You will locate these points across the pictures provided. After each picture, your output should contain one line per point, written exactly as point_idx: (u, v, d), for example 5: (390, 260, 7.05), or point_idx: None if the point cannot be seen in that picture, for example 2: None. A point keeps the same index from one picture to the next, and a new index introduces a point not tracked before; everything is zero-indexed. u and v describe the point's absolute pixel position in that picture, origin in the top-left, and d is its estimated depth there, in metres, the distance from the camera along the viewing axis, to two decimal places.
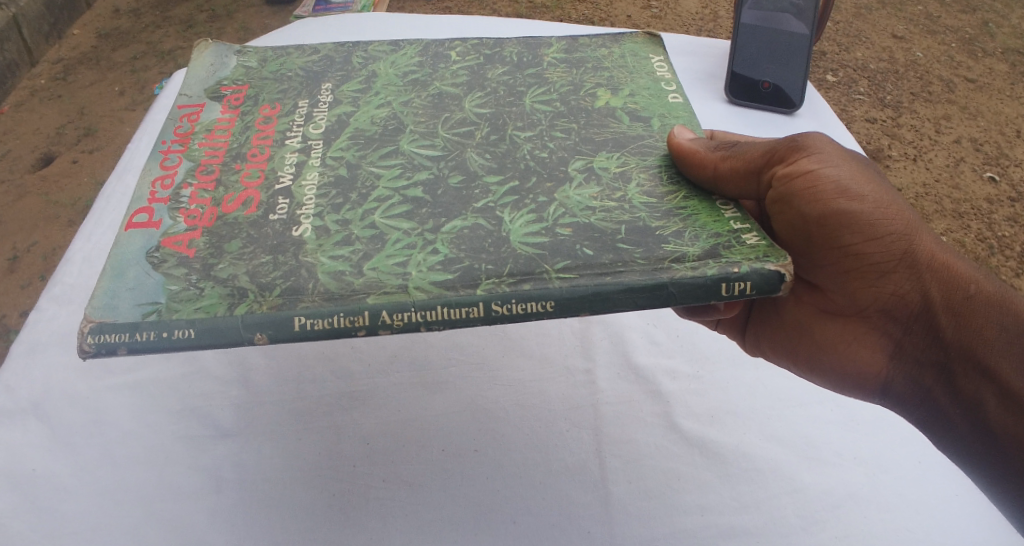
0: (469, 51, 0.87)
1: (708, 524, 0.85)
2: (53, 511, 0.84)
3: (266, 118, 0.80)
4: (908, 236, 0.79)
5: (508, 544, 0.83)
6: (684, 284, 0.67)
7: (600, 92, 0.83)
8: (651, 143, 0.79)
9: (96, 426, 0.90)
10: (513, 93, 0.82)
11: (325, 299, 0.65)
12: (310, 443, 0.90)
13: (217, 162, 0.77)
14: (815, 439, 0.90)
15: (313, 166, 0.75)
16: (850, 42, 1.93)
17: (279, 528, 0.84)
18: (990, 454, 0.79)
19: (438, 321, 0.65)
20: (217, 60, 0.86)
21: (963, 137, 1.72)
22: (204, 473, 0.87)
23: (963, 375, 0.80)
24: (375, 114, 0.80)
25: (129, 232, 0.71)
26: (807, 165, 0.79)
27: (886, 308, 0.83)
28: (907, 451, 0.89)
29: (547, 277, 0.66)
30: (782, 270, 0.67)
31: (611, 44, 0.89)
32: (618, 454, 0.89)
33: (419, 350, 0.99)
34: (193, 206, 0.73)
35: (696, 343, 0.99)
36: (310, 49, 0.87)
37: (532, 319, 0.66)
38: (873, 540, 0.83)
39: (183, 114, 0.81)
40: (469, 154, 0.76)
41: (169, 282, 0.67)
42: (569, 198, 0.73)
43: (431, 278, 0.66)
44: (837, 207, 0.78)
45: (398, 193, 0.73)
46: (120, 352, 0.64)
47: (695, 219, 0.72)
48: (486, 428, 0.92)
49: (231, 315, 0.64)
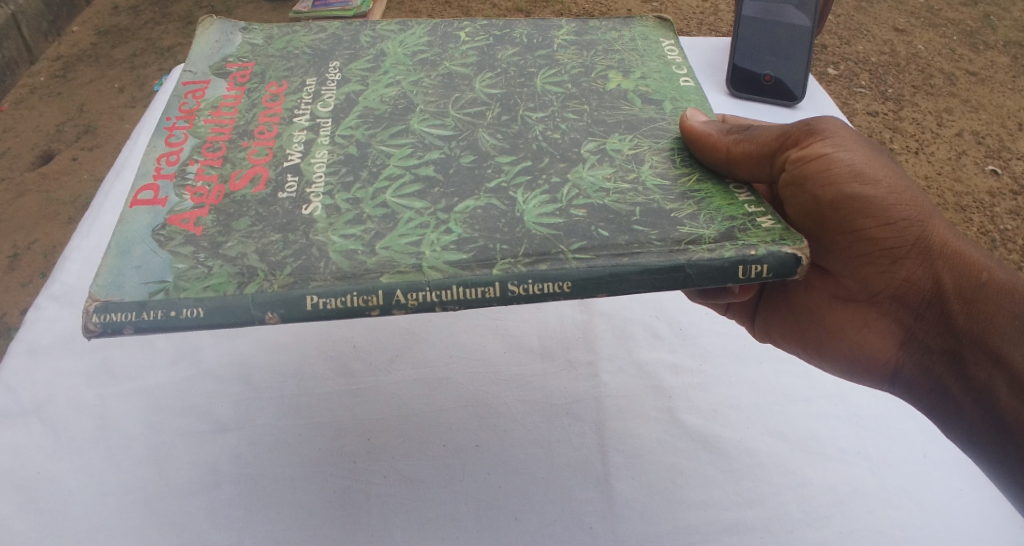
0: (479, 31, 0.85)
1: (712, 520, 0.82)
2: (55, 511, 0.81)
3: (273, 95, 0.79)
4: (921, 221, 0.77)
5: (508, 542, 0.81)
6: (701, 266, 0.65)
7: (611, 74, 0.82)
8: (663, 126, 0.78)
9: (97, 420, 0.87)
10: (524, 74, 0.81)
11: (337, 278, 0.63)
12: (308, 439, 0.88)
13: (223, 139, 0.75)
14: (820, 435, 0.88)
15: (322, 144, 0.74)
16: (851, 36, 1.94)
17: (280, 525, 0.82)
18: (1000, 444, 0.77)
19: (453, 301, 0.63)
20: (222, 38, 0.85)
21: (965, 130, 1.71)
22: (211, 477, 0.84)
23: (974, 363, 0.77)
24: (384, 93, 0.78)
25: (135, 208, 0.70)
26: (823, 148, 0.76)
27: (898, 294, 0.81)
28: (922, 440, 0.87)
29: (563, 257, 0.65)
30: (799, 254, 0.65)
31: (622, 27, 0.88)
32: (622, 449, 0.87)
33: (419, 350, 0.96)
34: (199, 183, 0.71)
35: (705, 333, 0.97)
36: (317, 27, 0.85)
37: (549, 299, 0.64)
38: (885, 532, 0.81)
39: (188, 91, 0.80)
40: (481, 134, 0.75)
41: (176, 260, 0.66)
42: (582, 178, 0.72)
43: (446, 258, 0.65)
44: (851, 191, 0.76)
45: (410, 171, 0.71)
46: (126, 332, 0.63)
47: (709, 202, 0.70)
48: (486, 423, 0.90)
49: (241, 294, 0.63)
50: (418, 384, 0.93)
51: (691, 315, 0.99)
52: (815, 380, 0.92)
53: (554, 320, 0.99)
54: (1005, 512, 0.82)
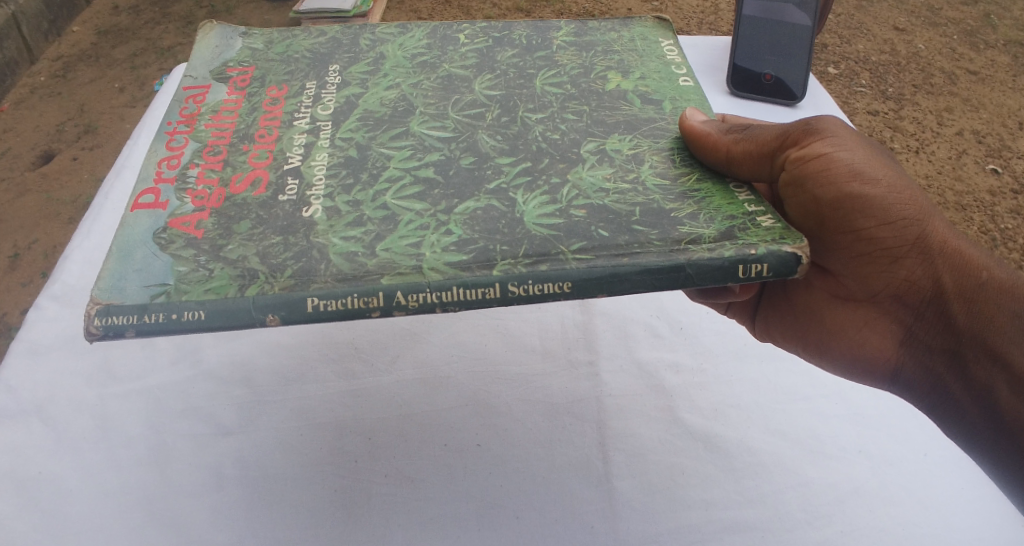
0: (478, 33, 0.86)
1: (711, 519, 0.82)
2: (56, 512, 0.82)
3: (274, 99, 0.79)
4: (921, 221, 0.77)
5: (509, 541, 0.81)
6: (701, 265, 0.65)
7: (610, 75, 0.82)
8: (663, 126, 0.78)
9: (99, 421, 0.88)
10: (523, 75, 0.81)
11: (338, 280, 0.64)
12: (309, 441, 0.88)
13: (224, 143, 0.75)
14: (820, 433, 0.88)
15: (322, 146, 0.74)
16: (851, 35, 1.94)
17: (281, 525, 0.82)
18: (1001, 442, 0.77)
19: (454, 302, 0.63)
20: (222, 42, 0.85)
21: (965, 129, 1.71)
22: (213, 478, 0.84)
23: (975, 362, 0.78)
24: (384, 96, 0.79)
25: (136, 212, 0.70)
26: (823, 148, 0.76)
27: (898, 294, 0.81)
28: (921, 438, 0.87)
29: (563, 258, 0.65)
30: (799, 253, 0.65)
31: (621, 28, 0.88)
32: (621, 448, 0.88)
33: (419, 351, 0.96)
34: (200, 187, 0.72)
35: (705, 332, 0.97)
36: (317, 30, 0.86)
37: (549, 300, 0.64)
38: (886, 530, 0.81)
39: (189, 95, 0.80)
40: (480, 135, 0.75)
41: (178, 263, 0.66)
42: (582, 179, 0.72)
43: (446, 260, 0.65)
44: (851, 191, 0.76)
45: (410, 173, 0.72)
46: (128, 335, 0.63)
47: (709, 202, 0.70)
48: (487, 423, 0.90)
49: (242, 296, 0.63)
50: (419, 383, 0.94)
51: (691, 315, 0.99)
52: (815, 379, 0.92)
53: (554, 320, 0.99)
54: (1006, 511, 0.82)
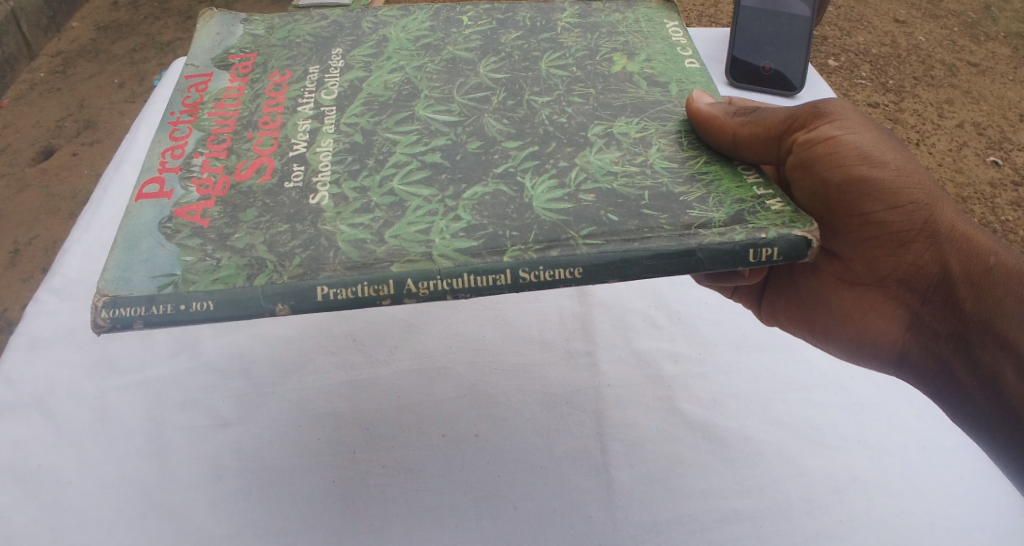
0: (481, 15, 0.84)
1: (712, 508, 0.82)
2: (57, 504, 0.81)
3: (277, 85, 0.78)
4: (929, 205, 0.76)
5: (508, 531, 0.81)
6: (712, 250, 0.64)
7: (616, 57, 0.81)
8: (670, 109, 0.77)
9: (101, 414, 0.87)
10: (528, 58, 0.80)
11: (347, 267, 0.63)
12: (304, 437, 0.87)
13: (227, 131, 0.74)
14: (821, 422, 0.87)
15: (327, 132, 0.73)
16: (852, 26, 1.93)
17: (280, 516, 0.81)
18: (1007, 427, 0.77)
19: (465, 290, 0.63)
20: (223, 29, 0.84)
21: (966, 121, 1.70)
22: (212, 469, 0.84)
23: (982, 348, 0.78)
24: (387, 79, 0.78)
25: (140, 202, 0.69)
26: (830, 132, 0.75)
27: (904, 278, 0.80)
28: (922, 425, 0.87)
29: (574, 243, 0.64)
30: (809, 236, 0.64)
31: (625, 9, 0.87)
32: (621, 437, 0.87)
33: (420, 342, 0.95)
34: (205, 175, 0.71)
35: (706, 320, 0.96)
36: (319, 15, 0.84)
37: (560, 286, 0.64)
38: (885, 517, 0.81)
39: (191, 84, 0.79)
40: (487, 119, 0.74)
41: (184, 253, 0.65)
42: (589, 162, 0.71)
43: (456, 246, 0.64)
44: (859, 174, 0.74)
45: (416, 158, 0.71)
46: (135, 327, 0.62)
47: (718, 185, 0.69)
48: (486, 413, 0.89)
49: (251, 286, 0.62)
50: (417, 374, 0.93)
51: (693, 304, 0.98)
52: (816, 367, 0.92)
53: (555, 309, 0.98)
54: (1010, 501, 0.81)
